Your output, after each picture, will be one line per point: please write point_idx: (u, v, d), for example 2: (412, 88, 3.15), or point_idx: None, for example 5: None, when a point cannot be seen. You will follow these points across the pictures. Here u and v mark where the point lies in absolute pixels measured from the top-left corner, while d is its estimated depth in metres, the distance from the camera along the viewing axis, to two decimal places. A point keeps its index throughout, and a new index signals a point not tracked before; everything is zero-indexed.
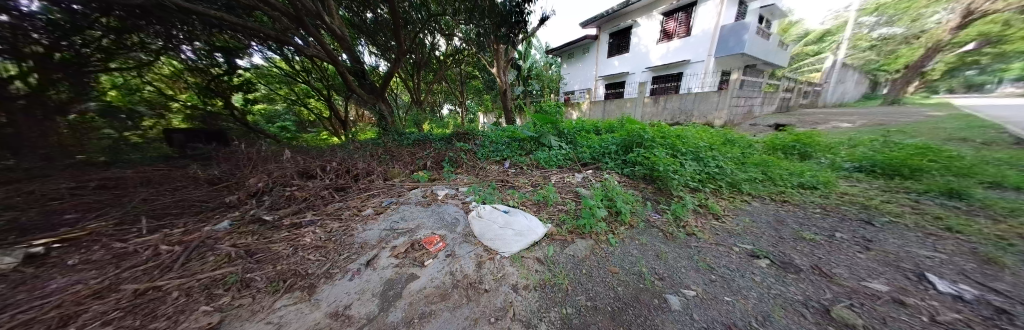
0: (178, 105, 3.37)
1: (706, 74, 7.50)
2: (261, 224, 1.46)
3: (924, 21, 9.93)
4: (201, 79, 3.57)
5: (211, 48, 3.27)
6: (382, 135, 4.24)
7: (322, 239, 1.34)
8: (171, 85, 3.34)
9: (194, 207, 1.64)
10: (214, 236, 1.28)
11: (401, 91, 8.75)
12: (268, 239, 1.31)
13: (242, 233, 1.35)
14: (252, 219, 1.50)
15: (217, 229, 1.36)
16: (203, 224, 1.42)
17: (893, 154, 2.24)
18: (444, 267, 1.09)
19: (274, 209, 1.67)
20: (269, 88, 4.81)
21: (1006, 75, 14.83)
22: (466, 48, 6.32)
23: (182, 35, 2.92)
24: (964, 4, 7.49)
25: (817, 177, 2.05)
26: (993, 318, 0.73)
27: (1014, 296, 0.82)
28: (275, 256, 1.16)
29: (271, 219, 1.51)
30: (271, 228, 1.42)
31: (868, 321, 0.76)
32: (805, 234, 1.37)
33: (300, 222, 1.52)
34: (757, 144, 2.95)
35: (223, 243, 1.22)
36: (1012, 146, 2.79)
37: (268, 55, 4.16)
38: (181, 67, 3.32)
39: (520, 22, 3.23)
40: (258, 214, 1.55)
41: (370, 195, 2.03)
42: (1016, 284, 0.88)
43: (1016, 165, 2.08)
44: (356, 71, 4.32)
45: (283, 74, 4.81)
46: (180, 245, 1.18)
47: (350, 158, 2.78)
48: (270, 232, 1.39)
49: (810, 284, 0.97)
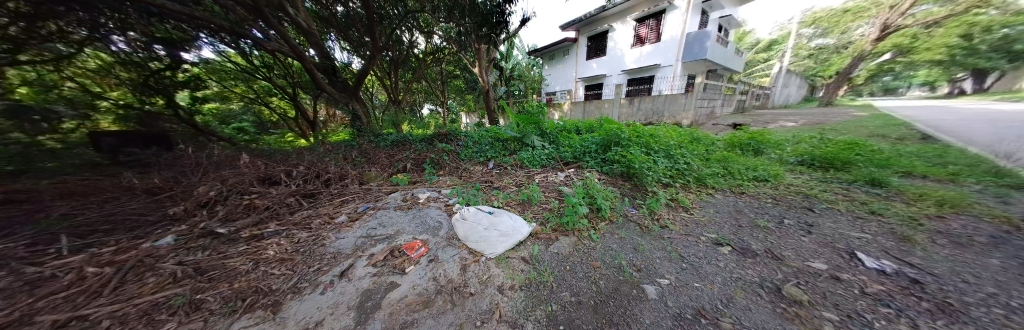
0: (107, 104, 2.85)
1: (675, 77, 8.07)
2: (214, 238, 1.30)
3: (851, 34, 11.54)
4: (137, 75, 3.05)
5: (150, 39, 2.85)
6: (356, 136, 4.01)
7: (288, 251, 1.23)
8: (99, 82, 2.81)
9: (129, 222, 1.41)
10: (155, 253, 1.11)
11: (378, 90, 8.31)
12: (223, 253, 1.17)
13: (189, 249, 1.18)
14: (203, 232, 1.33)
15: (157, 245, 1.18)
16: (142, 240, 1.23)
17: (828, 150, 2.60)
18: (427, 273, 1.05)
19: (230, 220, 1.50)
20: (226, 85, 4.24)
21: (913, 80, 17.68)
22: (447, 47, 6.16)
23: (115, 25, 2.55)
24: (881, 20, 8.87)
25: (768, 170, 2.31)
26: (908, 287, 0.89)
27: (923, 268, 1.00)
28: (232, 272, 1.04)
29: (226, 232, 1.35)
30: (229, 242, 1.28)
31: (811, 297, 0.88)
32: (759, 222, 1.54)
33: (262, 233, 1.38)
34: (719, 142, 3.23)
35: (166, 261, 1.06)
36: (917, 141, 3.36)
37: (222, 48, 3.71)
38: (112, 60, 2.84)
39: (501, 23, 3.17)
40: (211, 226, 1.37)
41: (344, 201, 1.91)
42: (926, 257, 1.07)
43: (921, 157, 2.51)
44: (327, 68, 4.04)
45: (240, 70, 4.26)
46: (112, 266, 1.01)
47: (322, 161, 2.60)
48: (225, 246, 1.24)
49: (764, 266, 1.10)
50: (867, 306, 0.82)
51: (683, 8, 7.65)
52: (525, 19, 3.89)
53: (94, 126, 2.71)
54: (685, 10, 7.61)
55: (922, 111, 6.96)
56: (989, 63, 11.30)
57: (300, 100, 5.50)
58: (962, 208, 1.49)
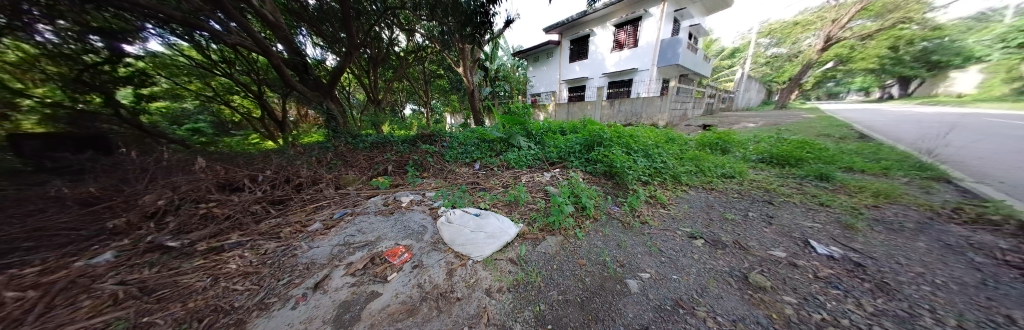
0: (31, 103, 2.34)
1: (652, 81, 8.53)
2: (165, 253, 1.14)
3: (801, 44, 12.92)
4: (66, 69, 2.57)
5: (84, 29, 2.41)
6: (331, 138, 3.76)
7: (253, 264, 1.12)
8: (18, 76, 2.28)
9: (55, 238, 1.19)
10: (91, 273, 0.94)
11: (355, 89, 7.87)
12: (175, 270, 1.03)
13: (133, 266, 1.02)
14: (151, 246, 1.16)
15: (92, 264, 1.01)
16: (73, 258, 1.05)
17: (784, 148, 2.88)
18: (411, 280, 1.01)
19: (184, 232, 1.33)
20: (177, 81, 3.77)
21: (850, 86, 20.18)
22: (430, 46, 6.00)
23: (42, 12, 2.07)
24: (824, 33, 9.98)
25: (734, 167, 2.51)
26: (853, 271, 1.01)
27: (864, 253, 1.15)
28: (187, 290, 0.92)
29: (179, 245, 1.19)
30: (182, 256, 1.13)
31: (773, 283, 0.97)
32: (727, 215, 1.66)
33: (223, 244, 1.24)
34: (692, 141, 3.45)
35: (105, 281, 0.91)
36: (856, 139, 3.84)
37: (172, 41, 3.30)
38: (36, 52, 2.34)
39: (484, 23, 3.13)
40: (160, 240, 1.21)
41: (318, 207, 1.79)
42: (866, 243, 1.24)
43: (859, 154, 2.87)
44: (298, 65, 3.76)
45: (194, 65, 3.83)
46: (35, 288, 0.83)
47: (293, 165, 2.41)
48: (178, 261, 1.09)
49: (733, 256, 1.19)
50: (821, 289, 0.92)
51: (658, 16, 8.22)
52: (509, 21, 3.90)
53: (14, 127, 2.24)
54: (660, 18, 8.18)
55: (859, 114, 7.98)
56: (908, 72, 13.23)
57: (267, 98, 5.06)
58: (893, 198, 1.72)
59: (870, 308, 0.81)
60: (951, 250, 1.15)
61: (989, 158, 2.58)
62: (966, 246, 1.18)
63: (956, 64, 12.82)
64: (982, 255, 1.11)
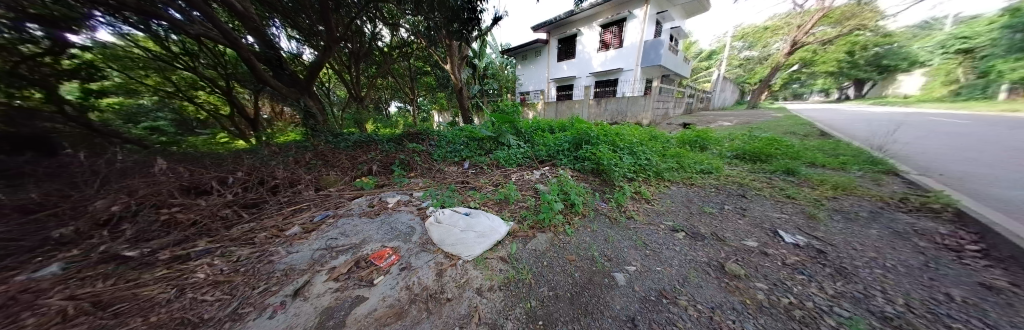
0: None
1: (636, 81, 8.81)
2: (123, 263, 1.02)
3: (771, 48, 13.85)
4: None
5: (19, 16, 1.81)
6: (310, 137, 3.56)
7: (226, 272, 1.03)
8: None
9: None
10: (32, 288, 0.82)
11: (335, 85, 7.49)
12: (134, 281, 0.92)
13: (86, 279, 0.91)
14: (104, 257, 1.04)
15: (34, 278, 0.88)
16: (8, 273, 0.91)
17: (756, 145, 3.08)
18: (399, 282, 0.98)
19: (144, 240, 1.20)
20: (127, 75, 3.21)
21: (812, 87, 21.93)
22: (416, 41, 5.80)
23: None
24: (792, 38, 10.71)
25: (712, 164, 2.65)
26: (816, 258, 1.11)
27: (825, 241, 1.27)
28: (150, 303, 0.82)
29: (138, 255, 1.07)
30: (142, 266, 1.02)
31: (747, 271, 1.04)
32: (706, 209, 1.76)
33: (189, 252, 1.13)
34: (673, 139, 3.61)
35: (52, 296, 0.80)
36: (818, 137, 4.18)
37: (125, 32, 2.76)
38: None
39: (472, 20, 3.07)
40: (115, 249, 1.08)
41: (296, 210, 1.69)
42: (827, 232, 1.36)
43: (820, 150, 3.13)
44: (271, 59, 3.49)
45: (152, 57, 3.30)
46: None
47: (268, 165, 2.26)
48: (138, 272, 0.98)
49: (711, 247, 1.26)
50: (789, 275, 1.01)
51: (641, 18, 8.47)
52: (496, 18, 3.85)
53: None
54: (643, 19, 8.43)
55: (821, 113, 8.68)
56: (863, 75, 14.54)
57: (236, 94, 4.66)
58: (849, 190, 1.90)
59: (831, 291, 0.89)
60: (898, 236, 1.30)
61: (929, 154, 2.89)
62: (909, 232, 1.34)
63: (903, 68, 14.16)
64: (923, 240, 1.26)
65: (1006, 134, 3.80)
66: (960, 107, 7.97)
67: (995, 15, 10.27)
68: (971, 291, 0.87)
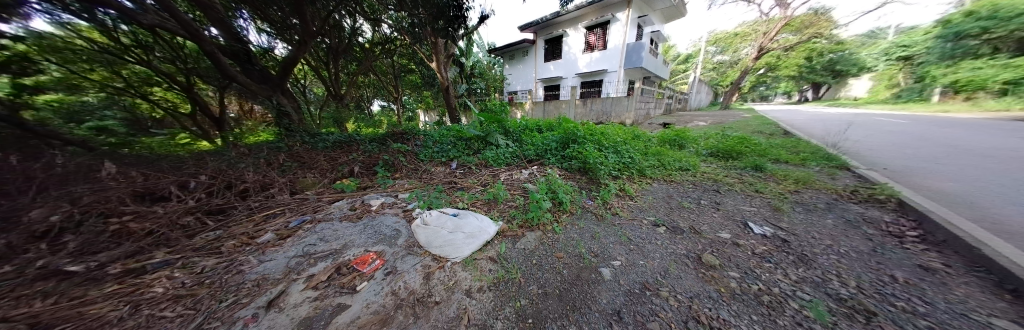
0: None
1: (620, 82, 9.11)
2: (65, 279, 0.89)
3: (741, 53, 14.86)
4: None
5: None
6: (284, 137, 3.32)
7: (191, 285, 0.93)
8: None
9: None
10: None
11: (312, 82, 7.05)
12: (80, 299, 0.80)
13: (18, 298, 0.77)
14: (42, 272, 0.90)
15: None
16: None
17: (727, 144, 3.30)
18: (384, 288, 0.94)
19: (90, 253, 1.06)
20: (70, 68, 2.33)
21: (777, 90, 23.83)
22: (399, 38, 5.59)
23: None
24: (759, 44, 11.58)
25: (689, 161, 2.80)
26: (781, 247, 1.21)
27: (788, 231, 1.39)
28: (100, 323, 0.72)
29: (83, 270, 0.94)
30: (88, 282, 0.89)
31: (722, 262, 1.11)
32: (684, 204, 1.85)
33: (145, 265, 1.01)
34: (654, 138, 3.78)
35: None
36: (782, 135, 4.56)
37: (65, 18, 2.03)
38: None
39: (458, 18, 3.02)
40: (56, 264, 0.94)
41: (269, 216, 1.58)
42: (789, 222, 1.49)
43: (783, 147, 3.42)
44: (239, 52, 3.19)
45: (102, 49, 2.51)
46: None
47: (235, 168, 2.09)
48: (84, 288, 0.85)
49: (689, 240, 1.33)
50: (758, 263, 1.09)
51: (623, 21, 8.77)
52: (483, 17, 3.81)
53: None
54: (625, 23, 8.73)
55: (785, 114, 9.47)
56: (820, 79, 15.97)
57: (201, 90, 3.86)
58: (808, 184, 2.09)
59: (794, 276, 0.98)
60: (849, 225, 1.45)
61: (873, 150, 3.25)
62: (859, 220, 1.50)
63: (853, 73, 15.71)
64: (871, 228, 1.41)
65: (934, 133, 4.35)
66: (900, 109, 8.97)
67: (927, 27, 11.64)
68: (910, 272, 1.00)
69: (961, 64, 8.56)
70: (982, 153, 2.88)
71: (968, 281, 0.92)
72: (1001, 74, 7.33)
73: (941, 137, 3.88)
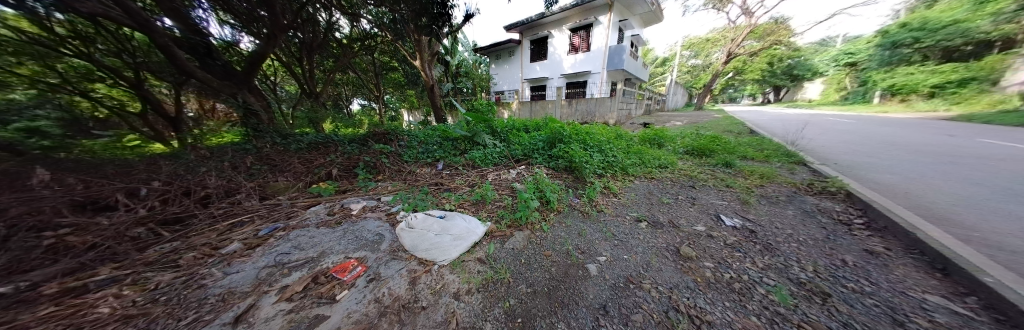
0: None
1: (603, 83, 9.40)
2: None
3: (712, 57, 15.91)
4: None
5: None
6: (252, 138, 3.05)
7: (145, 305, 0.82)
8: None
9: None
10: None
11: (283, 79, 6.56)
12: (4, 325, 0.68)
13: None
14: None
15: None
16: None
17: (701, 142, 3.52)
18: (366, 295, 0.90)
19: (13, 273, 0.90)
20: None
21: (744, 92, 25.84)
22: (380, 34, 5.35)
23: None
24: (729, 49, 12.48)
25: (668, 159, 2.95)
26: (748, 237, 1.32)
27: (754, 222, 1.51)
28: None
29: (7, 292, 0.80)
30: (15, 306, 0.76)
31: (698, 254, 1.18)
32: (664, 199, 1.94)
33: (87, 283, 0.88)
34: (636, 138, 3.93)
35: None
36: (748, 134, 4.94)
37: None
38: None
39: (442, 15, 2.94)
40: None
41: (236, 224, 1.46)
42: (756, 214, 1.62)
43: (750, 145, 3.70)
44: (197, 45, 2.87)
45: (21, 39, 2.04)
46: None
47: (195, 172, 1.90)
48: (8, 313, 0.72)
49: (668, 234, 1.41)
50: (729, 253, 1.18)
51: (606, 24, 9.05)
52: (468, 15, 3.76)
53: None
54: (607, 26, 9.01)
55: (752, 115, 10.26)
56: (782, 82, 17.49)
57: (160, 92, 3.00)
58: (772, 179, 2.28)
59: (761, 263, 1.07)
60: (806, 215, 1.61)
61: (826, 147, 3.63)
62: (814, 210, 1.67)
63: (808, 77, 17.44)
64: (824, 217, 1.58)
65: (876, 131, 4.92)
66: (849, 110, 10.02)
67: (869, 37, 13.14)
68: (859, 256, 1.12)
69: (896, 70, 9.77)
70: (911, 148, 3.33)
71: (905, 262, 1.05)
72: (929, 79, 8.48)
73: (878, 135, 4.44)
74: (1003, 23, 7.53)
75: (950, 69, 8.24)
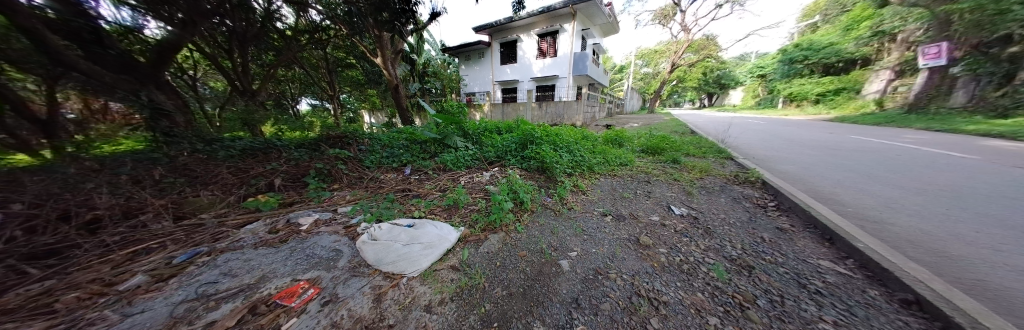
0: None
1: (570, 86, 9.90)
2: None
3: (661, 67, 18.00)
4: None
5: None
6: (162, 145, 2.44)
7: None
8: None
9: None
10: None
11: (207, 74, 5.50)
12: None
13: None
14: None
15: None
16: None
17: (654, 142, 3.93)
18: (320, 321, 0.79)
19: None
20: None
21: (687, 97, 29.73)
22: (335, 28, 4.84)
23: None
24: (673, 60, 14.27)
25: (628, 157, 3.22)
26: (691, 224, 1.52)
27: (696, 210, 1.74)
28: None
29: None
30: None
31: (656, 242, 1.31)
32: (625, 194, 2.12)
33: None
34: (600, 138, 4.22)
35: None
36: (690, 134, 5.69)
37: None
38: None
39: (405, 12, 2.79)
40: None
41: (142, 252, 1.17)
42: (699, 203, 1.87)
43: (692, 143, 4.25)
44: (81, 31, 2.09)
45: None
46: None
47: (74, 189, 1.47)
48: None
49: (628, 225, 1.54)
50: (678, 238, 1.34)
51: (570, 32, 9.57)
52: (434, 14, 3.63)
53: None
54: (572, 33, 9.54)
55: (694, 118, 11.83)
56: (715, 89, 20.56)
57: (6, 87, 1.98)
58: (709, 172, 2.65)
59: (702, 245, 1.24)
60: (734, 201, 1.91)
61: (748, 144, 4.36)
62: (740, 197, 1.99)
63: (733, 86, 20.81)
64: (747, 202, 1.89)
65: (782, 131, 6.06)
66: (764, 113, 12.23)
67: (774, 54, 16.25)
68: (773, 233, 1.38)
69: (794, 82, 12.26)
70: (805, 144, 4.18)
71: (803, 236, 1.32)
72: (815, 89, 10.85)
73: (783, 133, 5.49)
74: (861, 46, 9.93)
75: (828, 81, 10.64)
